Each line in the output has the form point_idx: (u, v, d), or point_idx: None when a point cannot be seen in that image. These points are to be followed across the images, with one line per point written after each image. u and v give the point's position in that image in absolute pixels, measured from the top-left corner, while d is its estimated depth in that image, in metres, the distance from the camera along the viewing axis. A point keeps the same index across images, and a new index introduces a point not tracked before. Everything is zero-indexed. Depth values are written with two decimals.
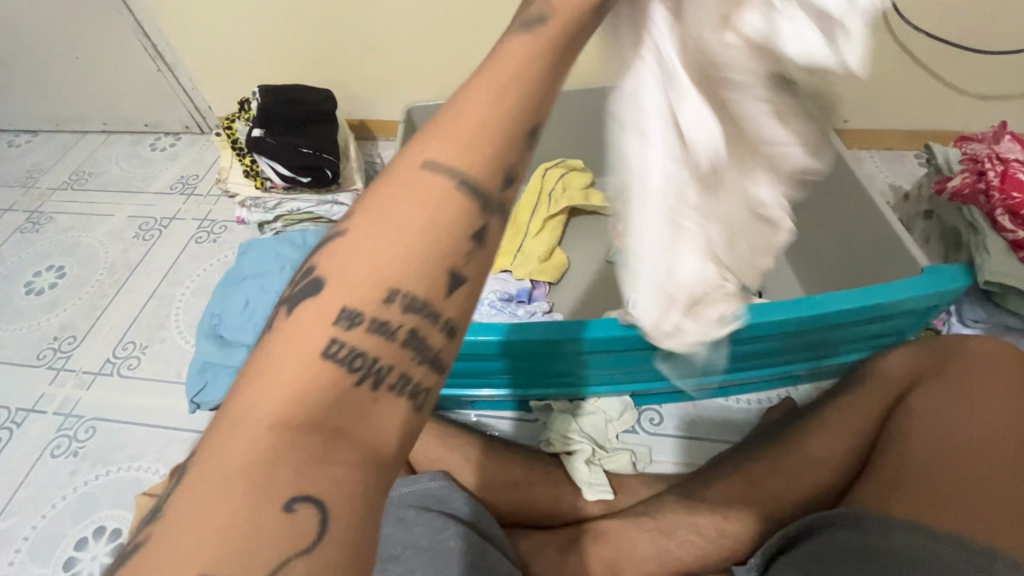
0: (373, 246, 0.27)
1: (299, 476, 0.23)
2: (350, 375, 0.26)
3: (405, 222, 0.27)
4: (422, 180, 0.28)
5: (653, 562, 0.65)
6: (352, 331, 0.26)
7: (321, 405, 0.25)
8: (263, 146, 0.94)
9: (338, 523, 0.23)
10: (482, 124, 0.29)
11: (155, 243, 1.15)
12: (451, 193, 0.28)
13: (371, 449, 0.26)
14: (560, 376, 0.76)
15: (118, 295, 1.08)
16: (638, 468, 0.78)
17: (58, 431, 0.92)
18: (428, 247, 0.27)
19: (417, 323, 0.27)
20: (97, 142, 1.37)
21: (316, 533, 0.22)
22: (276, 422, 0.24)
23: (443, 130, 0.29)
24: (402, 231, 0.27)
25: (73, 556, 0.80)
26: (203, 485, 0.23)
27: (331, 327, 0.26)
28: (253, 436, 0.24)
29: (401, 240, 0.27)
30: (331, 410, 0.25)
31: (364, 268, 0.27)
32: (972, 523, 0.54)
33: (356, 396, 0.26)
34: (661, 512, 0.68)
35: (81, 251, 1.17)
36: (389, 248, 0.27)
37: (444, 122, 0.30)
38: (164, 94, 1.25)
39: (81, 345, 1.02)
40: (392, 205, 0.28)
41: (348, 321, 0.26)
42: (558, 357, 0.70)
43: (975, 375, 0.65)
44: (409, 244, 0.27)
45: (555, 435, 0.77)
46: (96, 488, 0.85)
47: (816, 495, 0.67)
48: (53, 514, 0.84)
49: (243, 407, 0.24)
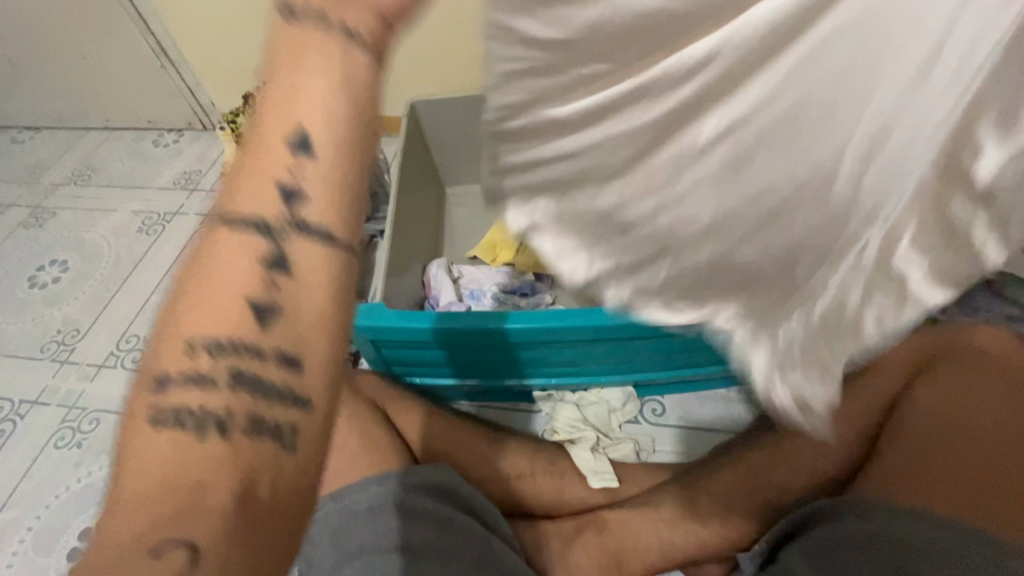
0: (194, 300, 0.29)
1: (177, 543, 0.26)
2: (185, 437, 0.28)
3: (231, 271, 0.30)
4: (217, 285, 0.30)
5: (658, 551, 0.66)
6: (172, 391, 0.29)
7: (179, 494, 0.27)
8: None
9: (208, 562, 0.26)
10: (266, 155, 0.30)
11: (159, 237, 1.15)
12: (236, 280, 0.30)
13: (267, 477, 0.28)
14: (561, 364, 0.76)
15: (122, 288, 1.09)
16: (641, 457, 0.79)
17: (62, 423, 0.92)
18: (231, 300, 0.29)
19: (238, 373, 0.29)
20: (99, 139, 1.37)
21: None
22: (139, 515, 0.26)
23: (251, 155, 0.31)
24: (229, 278, 0.30)
25: (77, 546, 0.80)
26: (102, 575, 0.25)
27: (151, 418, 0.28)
28: (163, 497, 0.26)
29: (222, 291, 0.30)
30: (168, 476, 0.27)
31: (195, 324, 0.29)
32: (966, 509, 0.55)
33: (168, 510, 0.26)
34: (664, 502, 0.69)
35: (85, 245, 1.17)
36: (215, 294, 0.29)
37: (192, 283, 0.30)
38: (167, 91, 1.26)
39: (85, 338, 1.02)
40: (222, 260, 0.30)
41: (161, 390, 0.29)
42: (555, 344, 0.71)
43: (975, 367, 0.65)
44: (225, 295, 0.29)
45: (560, 425, 0.78)
46: (100, 479, 0.85)
47: (818, 483, 0.67)
48: (58, 504, 0.84)
49: (147, 464, 0.27)
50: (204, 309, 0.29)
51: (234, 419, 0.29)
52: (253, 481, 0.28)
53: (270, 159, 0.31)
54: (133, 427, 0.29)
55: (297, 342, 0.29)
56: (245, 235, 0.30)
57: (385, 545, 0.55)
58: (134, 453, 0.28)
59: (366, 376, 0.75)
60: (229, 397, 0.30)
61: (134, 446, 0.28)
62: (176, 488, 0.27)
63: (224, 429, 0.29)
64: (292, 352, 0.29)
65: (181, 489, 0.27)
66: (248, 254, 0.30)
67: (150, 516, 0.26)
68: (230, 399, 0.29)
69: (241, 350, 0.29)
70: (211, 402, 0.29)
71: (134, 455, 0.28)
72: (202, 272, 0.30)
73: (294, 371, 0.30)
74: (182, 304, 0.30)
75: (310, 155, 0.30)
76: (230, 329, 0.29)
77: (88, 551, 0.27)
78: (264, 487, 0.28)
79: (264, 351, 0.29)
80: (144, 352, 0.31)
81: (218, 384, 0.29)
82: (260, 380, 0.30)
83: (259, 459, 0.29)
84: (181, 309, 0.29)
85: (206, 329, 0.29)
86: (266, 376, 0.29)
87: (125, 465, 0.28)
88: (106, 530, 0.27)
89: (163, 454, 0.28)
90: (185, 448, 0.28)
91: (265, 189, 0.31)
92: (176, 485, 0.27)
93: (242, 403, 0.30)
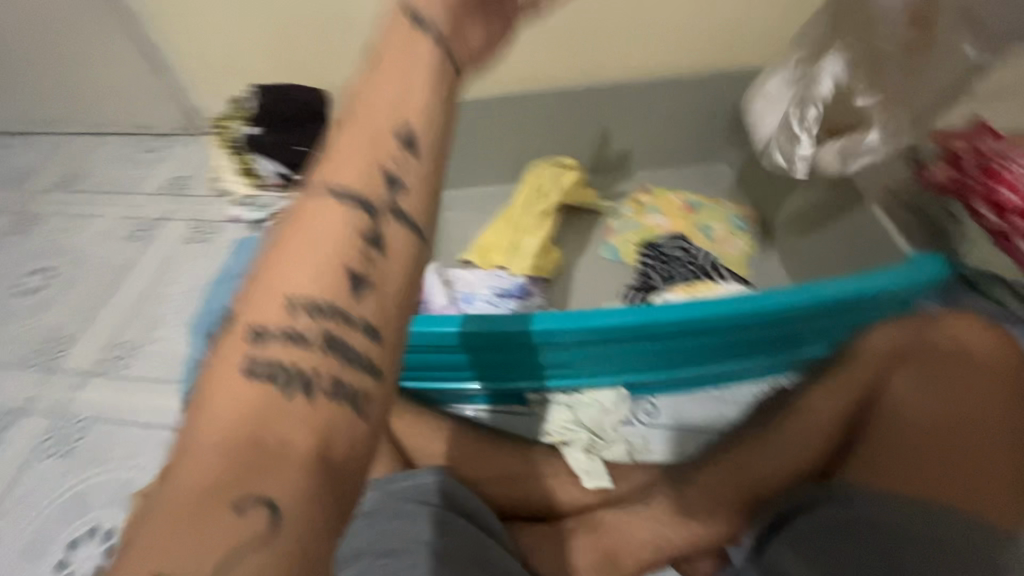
0: (295, 265, 0.34)
1: (244, 486, 0.28)
2: (270, 387, 0.31)
3: (321, 244, 0.35)
4: (295, 259, 0.34)
5: (651, 547, 0.67)
6: (266, 346, 0.32)
7: (253, 442, 0.30)
8: (259, 141, 0.95)
9: (287, 512, 0.28)
10: (366, 138, 0.38)
11: (147, 243, 1.14)
12: (329, 242, 0.35)
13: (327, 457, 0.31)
14: (564, 368, 0.77)
15: (110, 294, 1.07)
16: (634, 458, 0.79)
17: (49, 432, 0.91)
18: (324, 267, 0.34)
19: (325, 342, 0.33)
20: (85, 144, 1.36)
21: (273, 525, 0.28)
22: (221, 451, 0.29)
23: (351, 138, 0.38)
24: (320, 250, 0.35)
25: (65, 557, 0.79)
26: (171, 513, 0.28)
27: (245, 368, 0.32)
28: (235, 451, 0.29)
29: (317, 261, 0.34)
30: (253, 424, 0.30)
31: (287, 291, 0.33)
32: (933, 488, 0.57)
33: (256, 458, 0.29)
34: (656, 500, 0.69)
35: (72, 251, 1.16)
36: (308, 263, 0.34)
37: (289, 246, 0.35)
38: (155, 96, 1.25)
39: (72, 346, 1.01)
40: (309, 239, 0.35)
41: (259, 340, 0.32)
42: (561, 347, 0.72)
43: (951, 353, 0.63)
44: (317, 265, 0.34)
45: (554, 427, 0.79)
46: (88, 489, 0.84)
47: (802, 473, 0.68)
48: (45, 515, 0.83)
49: (217, 416, 0.30)
50: (302, 269, 0.34)
51: (317, 381, 0.32)
52: (331, 441, 0.31)
53: (373, 149, 0.38)
54: (224, 374, 0.32)
55: (381, 317, 0.35)
56: (342, 210, 0.36)
57: (373, 550, 0.55)
58: (222, 397, 0.31)
59: None
60: (314, 357, 0.33)
61: (221, 391, 0.31)
62: (263, 439, 0.30)
63: (307, 391, 0.32)
64: (378, 327, 0.34)
65: (269, 438, 0.30)
66: (342, 232, 0.35)
67: (238, 454, 0.29)
68: (313, 360, 0.33)
69: (331, 315, 0.34)
70: (294, 357, 0.33)
71: (225, 396, 0.31)
72: (292, 242, 0.35)
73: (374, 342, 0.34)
74: (282, 261, 0.34)
75: (416, 153, 0.38)
76: (323, 291, 0.34)
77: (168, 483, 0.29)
78: (337, 447, 0.31)
79: (357, 320, 0.34)
80: (240, 302, 0.35)
81: (310, 354, 0.33)
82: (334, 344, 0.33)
83: (334, 418, 0.32)
84: (280, 270, 0.34)
85: (302, 288, 0.34)
86: (349, 340, 0.34)
87: (212, 403, 0.31)
88: (187, 470, 0.29)
89: (251, 398, 0.31)
90: (274, 403, 0.31)
91: (370, 175, 0.37)
92: (264, 430, 0.30)
93: (323, 367, 0.33)
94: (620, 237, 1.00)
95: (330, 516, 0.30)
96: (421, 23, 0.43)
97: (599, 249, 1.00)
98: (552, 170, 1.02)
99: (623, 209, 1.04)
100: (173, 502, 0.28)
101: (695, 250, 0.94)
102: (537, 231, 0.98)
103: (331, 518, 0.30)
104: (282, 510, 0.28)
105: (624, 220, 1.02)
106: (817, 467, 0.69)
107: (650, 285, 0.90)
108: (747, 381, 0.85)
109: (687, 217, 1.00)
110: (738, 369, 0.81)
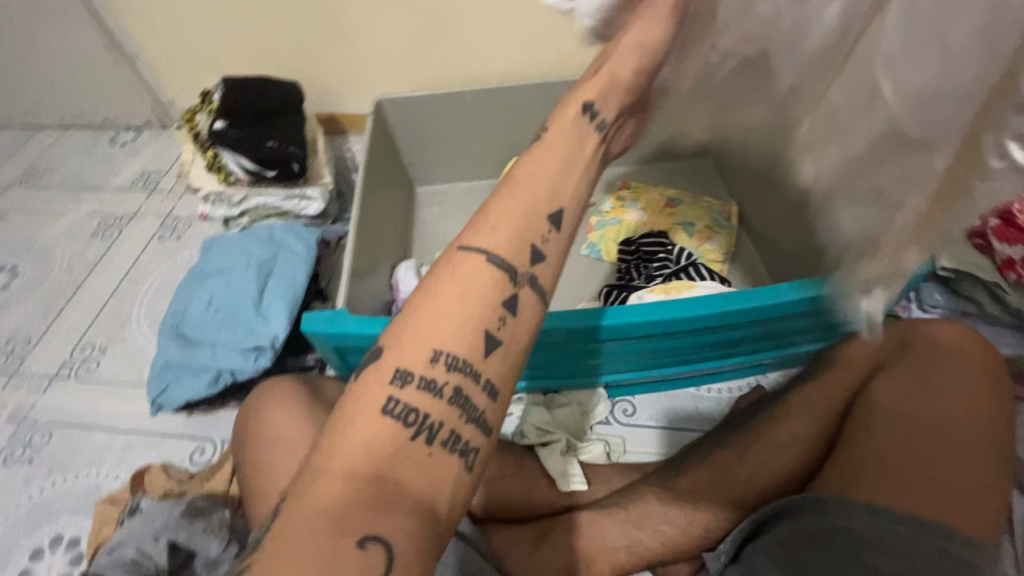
0: (433, 319, 0.35)
1: (372, 516, 0.30)
2: (406, 428, 0.33)
3: (459, 302, 0.36)
4: (443, 308, 0.36)
5: (626, 552, 0.65)
6: (406, 388, 0.34)
7: (383, 465, 0.31)
8: (225, 138, 0.92)
9: (403, 550, 0.29)
10: (512, 224, 0.39)
11: (116, 241, 1.11)
12: (476, 293, 0.36)
13: (430, 498, 0.32)
14: (540, 367, 0.77)
15: (77, 294, 1.04)
16: (611, 459, 0.79)
17: (12, 438, 0.88)
18: (461, 324, 0.35)
19: (458, 382, 0.34)
20: (51, 138, 1.31)
21: (386, 563, 0.29)
22: (352, 474, 0.30)
23: (509, 206, 0.40)
24: (458, 307, 0.36)
25: (28, 566, 0.77)
26: (300, 533, 0.29)
27: (388, 387, 0.34)
28: (355, 480, 0.30)
29: (453, 319, 0.35)
30: (388, 461, 0.32)
31: (432, 336, 0.35)
32: (917, 498, 0.56)
33: (386, 488, 0.31)
34: (633, 503, 0.68)
35: (37, 249, 1.12)
36: (448, 320, 0.35)
37: (431, 295, 0.36)
38: (124, 88, 1.21)
39: (36, 348, 0.98)
40: (450, 290, 0.36)
41: (403, 380, 0.34)
42: (535, 347, 0.72)
43: (933, 359, 0.65)
44: (456, 323, 0.35)
45: (529, 427, 0.78)
46: (52, 496, 0.82)
47: (780, 482, 0.67)
48: (7, 524, 0.80)
49: (361, 434, 0.32)
50: (445, 322, 0.35)
51: (441, 431, 0.33)
52: (437, 497, 0.32)
53: (531, 221, 0.40)
54: (367, 403, 0.33)
55: (503, 383, 0.36)
56: (489, 277, 0.37)
57: None
58: (361, 425, 0.32)
59: (329, 382, 0.73)
60: (445, 410, 0.34)
61: (364, 419, 0.32)
62: (394, 477, 0.31)
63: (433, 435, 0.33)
64: (497, 385, 0.35)
65: (398, 477, 0.31)
66: (490, 295, 0.36)
67: (363, 486, 0.30)
68: (443, 411, 0.34)
69: (462, 373, 0.35)
70: (428, 405, 0.33)
71: (370, 425, 0.32)
72: (437, 294, 0.36)
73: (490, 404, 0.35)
74: (427, 316, 0.35)
75: (557, 231, 0.41)
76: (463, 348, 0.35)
77: (291, 505, 0.30)
78: (443, 499, 0.32)
79: (482, 377, 0.35)
80: (381, 346, 0.36)
81: (442, 407, 0.34)
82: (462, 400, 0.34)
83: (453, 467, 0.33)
84: (424, 315, 0.35)
85: (448, 340, 0.35)
86: (472, 400, 0.35)
87: (351, 430, 0.32)
88: (318, 490, 0.30)
89: (388, 438, 0.32)
90: (404, 445, 0.32)
91: (521, 245, 0.39)
92: (393, 469, 0.32)
93: (450, 420, 0.34)
94: (600, 234, 0.99)
95: (428, 562, 0.30)
96: (584, 122, 0.46)
97: (579, 248, 1.00)
98: None
99: (603, 206, 1.03)
100: (307, 517, 0.29)
101: (672, 246, 0.91)
102: None
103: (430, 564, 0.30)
104: (395, 555, 0.29)
105: (605, 217, 1.00)
106: (796, 479, 0.67)
107: (628, 282, 0.89)
108: (726, 382, 0.85)
109: (667, 215, 0.99)
110: (716, 370, 0.81)
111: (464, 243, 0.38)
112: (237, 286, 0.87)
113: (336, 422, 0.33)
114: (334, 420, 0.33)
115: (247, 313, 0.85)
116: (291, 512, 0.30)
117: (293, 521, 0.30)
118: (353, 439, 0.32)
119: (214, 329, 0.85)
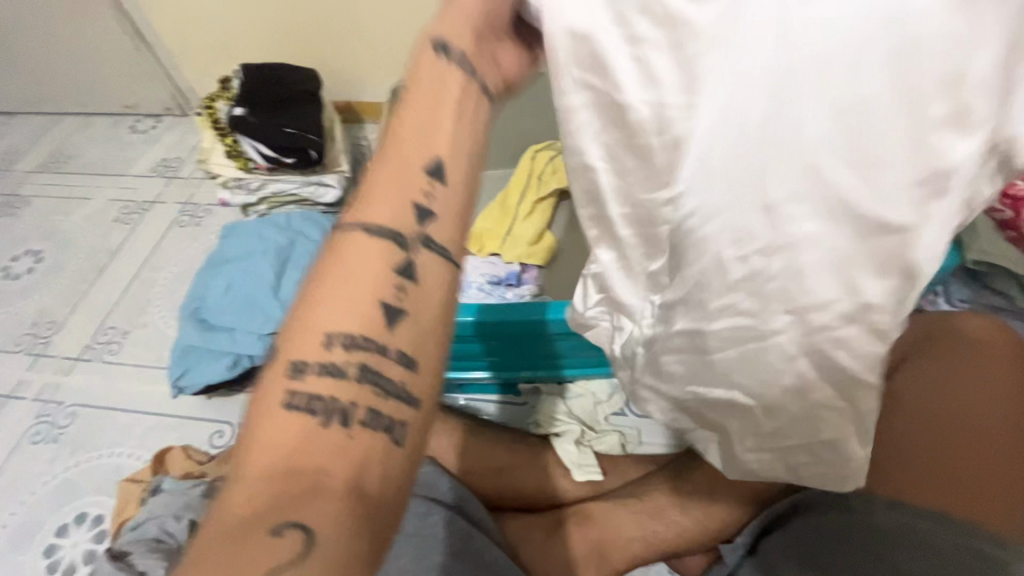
0: (333, 297, 0.34)
1: (287, 511, 0.28)
2: (313, 419, 0.31)
3: (356, 276, 0.35)
4: (350, 281, 0.35)
5: (640, 542, 0.66)
6: (304, 378, 0.32)
7: (291, 460, 0.30)
8: (245, 125, 0.92)
9: (323, 548, 0.28)
10: (395, 183, 0.38)
11: (136, 227, 1.12)
12: (375, 260, 0.35)
13: (354, 483, 0.30)
14: (527, 360, 0.80)
15: (99, 279, 1.06)
16: (626, 449, 0.77)
17: (37, 418, 0.90)
18: (362, 295, 0.34)
19: (365, 358, 0.33)
20: (73, 124, 1.33)
21: (302, 554, 0.28)
22: (264, 475, 0.29)
23: (388, 165, 0.38)
24: (358, 280, 0.35)
25: (54, 543, 0.79)
26: (215, 550, 0.27)
27: (287, 381, 0.32)
28: (258, 484, 0.29)
29: (357, 293, 0.34)
30: (297, 456, 0.30)
31: (334, 314, 0.34)
32: (943, 497, 0.55)
33: (302, 487, 0.29)
34: (648, 495, 0.68)
35: (60, 234, 1.14)
36: (353, 295, 0.34)
37: (327, 276, 0.35)
38: (144, 76, 1.22)
39: (60, 331, 1.00)
40: (347, 268, 0.35)
41: (300, 370, 0.32)
42: (527, 338, 0.76)
43: (955, 351, 0.64)
44: (357, 297, 0.34)
45: (543, 417, 0.78)
46: (77, 475, 0.84)
47: None
48: (34, 501, 0.82)
49: (266, 434, 0.30)
50: (346, 303, 0.34)
51: (358, 412, 0.32)
52: (363, 474, 0.30)
53: (411, 181, 0.38)
54: (267, 404, 0.32)
55: (418, 346, 0.34)
56: (380, 247, 0.36)
57: None
58: (268, 427, 0.31)
59: None
60: (354, 391, 0.33)
61: (270, 420, 0.31)
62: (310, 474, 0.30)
63: (351, 418, 0.32)
64: (412, 352, 0.34)
65: (307, 467, 0.30)
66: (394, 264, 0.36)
67: (273, 488, 0.29)
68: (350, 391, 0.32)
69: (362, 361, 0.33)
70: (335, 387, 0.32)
71: (275, 426, 0.31)
72: (334, 273, 0.35)
73: (410, 372, 0.34)
74: (327, 298, 0.34)
75: (443, 184, 0.38)
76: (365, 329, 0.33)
77: (204, 527, 0.29)
78: (371, 477, 0.31)
79: (390, 348, 0.34)
80: (279, 341, 0.34)
81: (352, 388, 0.32)
82: (376, 374, 0.33)
83: (374, 442, 0.31)
84: (316, 299, 0.34)
85: (344, 324, 0.33)
86: (386, 373, 0.33)
87: (255, 434, 0.31)
88: (236, 500, 0.29)
89: (298, 431, 0.31)
90: (316, 435, 0.31)
91: (403, 207, 0.37)
92: (305, 460, 0.30)
93: (364, 404, 0.32)
94: None
95: (362, 547, 0.29)
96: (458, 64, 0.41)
97: None
98: (548, 155, 0.99)
99: None
100: (216, 530, 0.28)
101: None
102: (533, 218, 0.97)
103: (365, 550, 0.29)
104: (316, 543, 0.28)
105: None
106: None
107: None
108: None
109: None
110: None
111: (357, 215, 0.37)
112: (255, 272, 0.88)
113: (245, 430, 0.32)
114: (244, 428, 0.32)
115: (266, 298, 0.86)
116: (201, 533, 0.29)
117: (204, 538, 0.28)
118: (258, 441, 0.30)
119: (233, 314, 0.85)
